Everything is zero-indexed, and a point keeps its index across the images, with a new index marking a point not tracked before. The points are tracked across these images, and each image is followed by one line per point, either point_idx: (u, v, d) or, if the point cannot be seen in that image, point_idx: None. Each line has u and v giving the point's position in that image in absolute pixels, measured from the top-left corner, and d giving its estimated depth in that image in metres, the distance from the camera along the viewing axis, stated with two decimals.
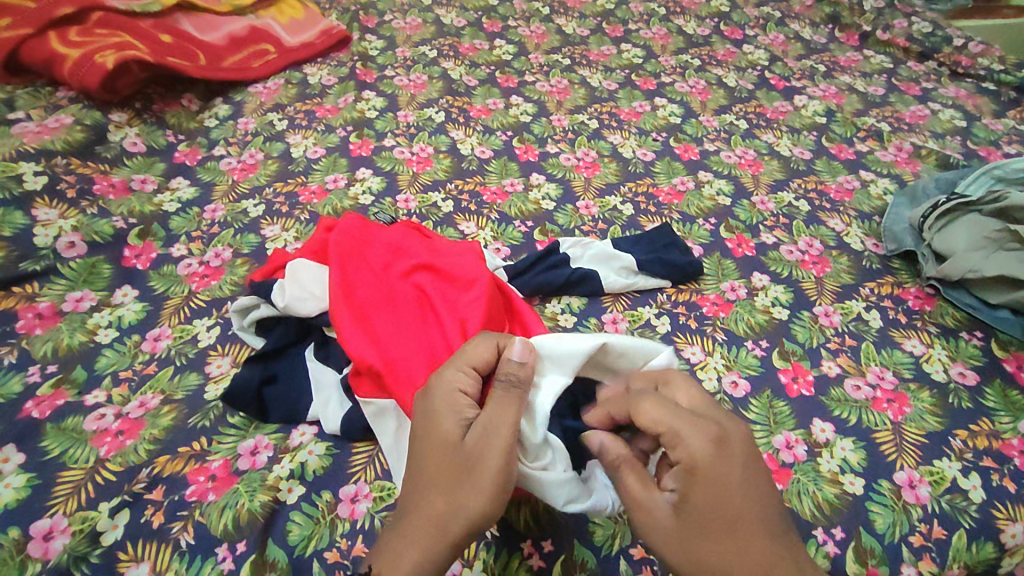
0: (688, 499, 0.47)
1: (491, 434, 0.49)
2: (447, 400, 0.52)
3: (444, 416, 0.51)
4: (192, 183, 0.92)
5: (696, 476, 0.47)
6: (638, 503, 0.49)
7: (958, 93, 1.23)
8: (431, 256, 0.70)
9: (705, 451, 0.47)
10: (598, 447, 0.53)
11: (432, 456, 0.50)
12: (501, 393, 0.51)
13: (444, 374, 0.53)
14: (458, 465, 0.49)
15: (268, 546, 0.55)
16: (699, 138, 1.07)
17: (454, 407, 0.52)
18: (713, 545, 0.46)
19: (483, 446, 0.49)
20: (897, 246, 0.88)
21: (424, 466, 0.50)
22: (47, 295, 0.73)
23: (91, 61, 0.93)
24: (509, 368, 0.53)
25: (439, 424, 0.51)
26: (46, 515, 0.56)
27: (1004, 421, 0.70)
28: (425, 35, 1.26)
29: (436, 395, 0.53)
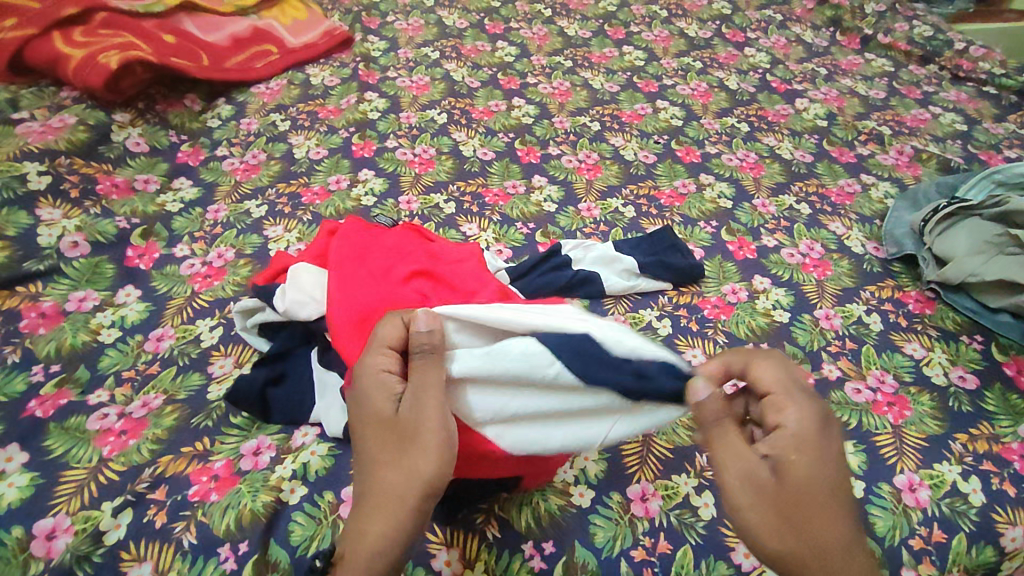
0: (792, 465, 0.46)
1: (424, 405, 0.49)
2: (372, 383, 0.51)
3: (374, 399, 0.50)
4: (195, 183, 0.92)
5: (803, 447, 0.46)
6: (732, 462, 0.47)
7: (959, 97, 1.23)
8: (432, 263, 0.70)
9: (816, 428, 0.47)
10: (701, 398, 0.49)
11: (372, 440, 0.49)
12: (424, 364, 0.50)
13: (368, 358, 0.52)
14: (398, 442, 0.48)
15: (271, 547, 0.56)
16: (700, 141, 1.07)
17: (383, 388, 0.51)
18: (806, 517, 0.45)
19: (417, 417, 0.48)
20: (898, 250, 0.88)
21: (367, 449, 0.49)
22: (50, 295, 0.74)
23: (95, 61, 0.94)
24: (419, 338, 0.51)
25: (370, 407, 0.50)
26: (49, 514, 0.56)
27: (1004, 425, 0.70)
28: (427, 37, 1.26)
29: (364, 381, 0.51)
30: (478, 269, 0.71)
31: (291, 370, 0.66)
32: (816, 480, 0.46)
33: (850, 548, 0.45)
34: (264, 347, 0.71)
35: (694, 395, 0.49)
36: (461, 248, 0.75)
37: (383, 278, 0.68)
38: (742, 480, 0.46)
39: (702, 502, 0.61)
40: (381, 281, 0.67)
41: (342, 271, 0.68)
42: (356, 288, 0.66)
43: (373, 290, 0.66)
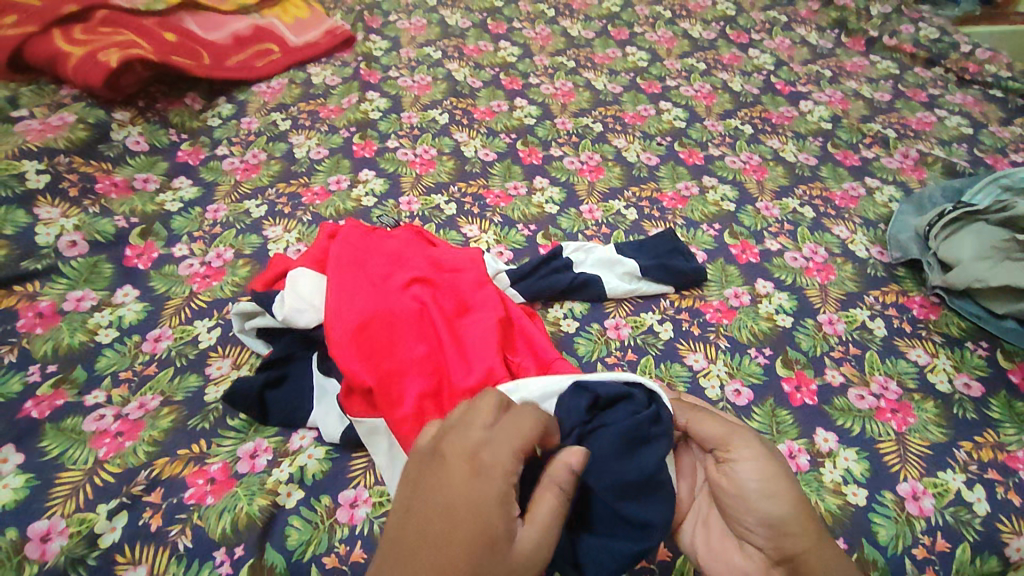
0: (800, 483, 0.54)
1: (540, 551, 0.43)
2: (500, 501, 0.43)
3: (497, 521, 0.42)
4: (195, 182, 0.92)
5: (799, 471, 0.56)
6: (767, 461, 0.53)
7: (965, 100, 1.22)
8: (432, 271, 0.71)
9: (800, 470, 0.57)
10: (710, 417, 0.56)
11: (468, 549, 0.41)
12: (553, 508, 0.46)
13: (503, 461, 0.45)
14: (497, 574, 0.41)
15: (266, 551, 0.55)
16: (704, 143, 1.06)
17: (504, 501, 0.44)
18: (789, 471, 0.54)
19: (529, 560, 0.42)
20: (902, 254, 0.87)
21: (457, 552, 0.40)
22: (48, 294, 0.73)
23: (95, 59, 0.93)
24: (562, 476, 0.47)
25: (491, 517, 0.42)
26: (43, 517, 0.55)
27: (1010, 433, 0.69)
28: (430, 36, 1.25)
29: (490, 483, 0.44)
30: (478, 279, 0.71)
31: (291, 375, 0.66)
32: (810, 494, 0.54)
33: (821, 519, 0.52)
34: (263, 351, 0.70)
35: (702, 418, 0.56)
36: (462, 253, 0.75)
37: (382, 285, 0.68)
38: (766, 466, 0.52)
39: None
40: (380, 288, 0.68)
41: (341, 277, 0.68)
42: (353, 295, 0.66)
43: (371, 296, 0.67)
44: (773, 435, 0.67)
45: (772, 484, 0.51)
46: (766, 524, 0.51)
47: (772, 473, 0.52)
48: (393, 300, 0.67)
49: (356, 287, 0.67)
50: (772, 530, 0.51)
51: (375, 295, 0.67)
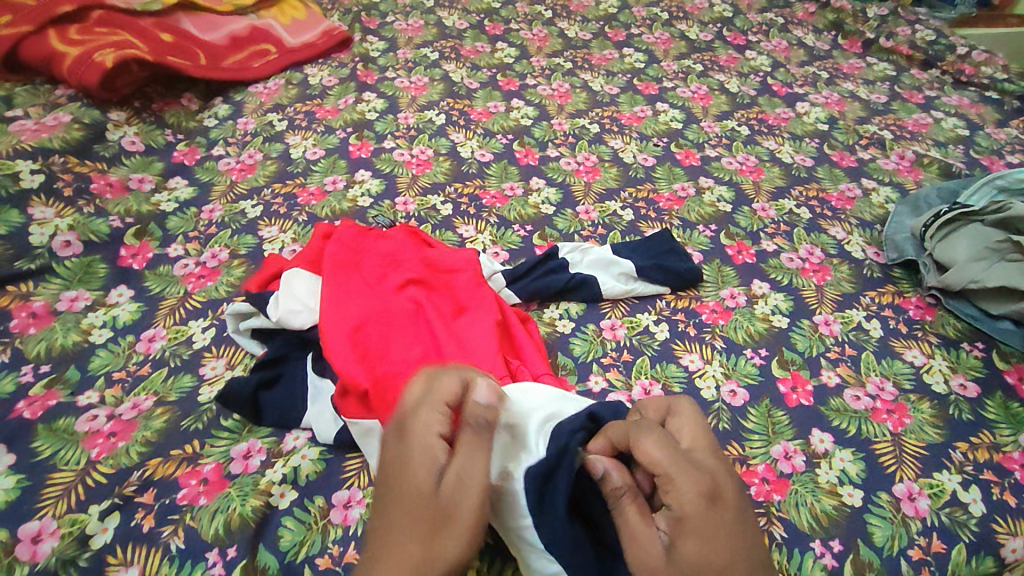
0: (681, 544, 0.44)
1: (473, 490, 0.46)
2: (419, 443, 0.47)
3: (414, 462, 0.46)
4: (190, 183, 0.92)
5: (686, 517, 0.45)
6: (636, 542, 0.45)
7: (961, 102, 1.23)
8: (426, 273, 0.71)
9: (700, 502, 0.45)
10: (600, 474, 0.49)
11: (412, 507, 0.45)
12: (486, 455, 0.47)
13: (422, 416, 0.49)
14: (435, 517, 0.44)
15: (259, 552, 0.55)
16: (700, 144, 1.06)
17: (427, 451, 0.47)
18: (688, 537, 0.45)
19: (458, 501, 0.45)
20: (898, 255, 0.87)
21: (397, 507, 0.45)
22: (41, 294, 0.73)
23: (90, 59, 0.93)
24: (480, 410, 0.49)
25: (418, 467, 0.46)
26: (35, 517, 0.55)
27: (1005, 434, 0.69)
28: (427, 37, 1.25)
29: (414, 434, 0.48)
30: (474, 279, 0.71)
31: (286, 375, 0.66)
32: (701, 552, 0.44)
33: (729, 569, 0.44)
34: (257, 351, 0.70)
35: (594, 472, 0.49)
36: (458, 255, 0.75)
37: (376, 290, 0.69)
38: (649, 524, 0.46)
39: None
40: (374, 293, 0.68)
41: (336, 278, 0.68)
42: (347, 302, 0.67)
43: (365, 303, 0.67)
44: (767, 436, 0.67)
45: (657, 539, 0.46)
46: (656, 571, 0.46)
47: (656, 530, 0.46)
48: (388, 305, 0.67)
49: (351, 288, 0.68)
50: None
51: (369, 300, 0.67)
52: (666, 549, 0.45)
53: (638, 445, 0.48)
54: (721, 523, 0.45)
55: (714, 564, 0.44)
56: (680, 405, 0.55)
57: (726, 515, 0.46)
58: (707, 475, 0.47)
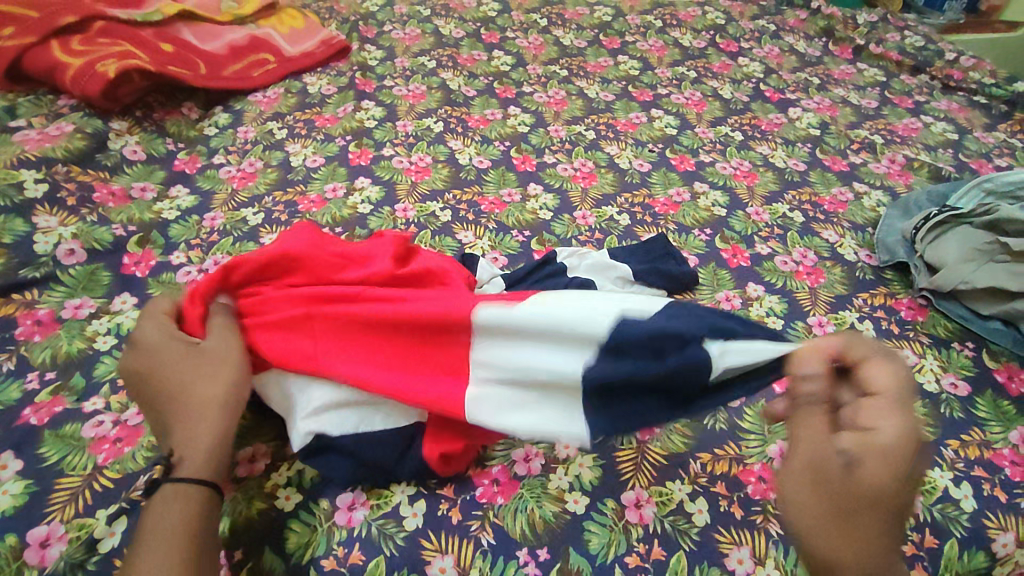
0: (865, 466, 0.44)
1: (231, 342, 0.58)
2: (161, 331, 0.59)
3: (163, 342, 0.58)
4: (192, 191, 0.93)
5: (891, 449, 0.44)
6: (814, 442, 0.46)
7: (950, 106, 1.25)
8: (311, 244, 0.65)
9: (910, 444, 0.44)
10: (809, 372, 0.49)
11: (195, 367, 0.56)
12: (225, 322, 0.60)
13: (147, 325, 0.60)
14: (208, 366, 0.56)
15: (265, 554, 0.56)
16: (695, 150, 1.08)
17: (163, 338, 0.58)
18: (874, 470, 0.44)
19: (223, 350, 0.57)
20: (890, 257, 0.89)
21: (179, 376, 0.56)
22: (46, 302, 0.74)
23: (93, 70, 0.95)
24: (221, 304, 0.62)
25: (184, 348, 0.58)
26: (42, 522, 0.56)
27: (996, 431, 0.71)
28: (424, 46, 1.27)
29: (152, 334, 0.59)
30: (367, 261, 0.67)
31: None
32: (879, 484, 0.44)
33: (882, 528, 0.44)
34: None
35: (798, 369, 0.50)
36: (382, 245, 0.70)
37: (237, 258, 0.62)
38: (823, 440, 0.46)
39: (695, 509, 0.62)
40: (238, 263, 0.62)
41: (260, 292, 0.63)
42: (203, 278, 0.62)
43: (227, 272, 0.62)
44: (763, 436, 0.68)
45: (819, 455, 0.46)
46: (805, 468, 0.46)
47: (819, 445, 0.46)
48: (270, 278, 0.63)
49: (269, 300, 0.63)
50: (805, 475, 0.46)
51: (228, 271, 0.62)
52: (844, 463, 0.45)
53: (871, 369, 0.48)
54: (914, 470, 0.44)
55: (883, 494, 0.44)
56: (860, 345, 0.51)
57: (920, 468, 0.44)
58: (918, 430, 0.45)
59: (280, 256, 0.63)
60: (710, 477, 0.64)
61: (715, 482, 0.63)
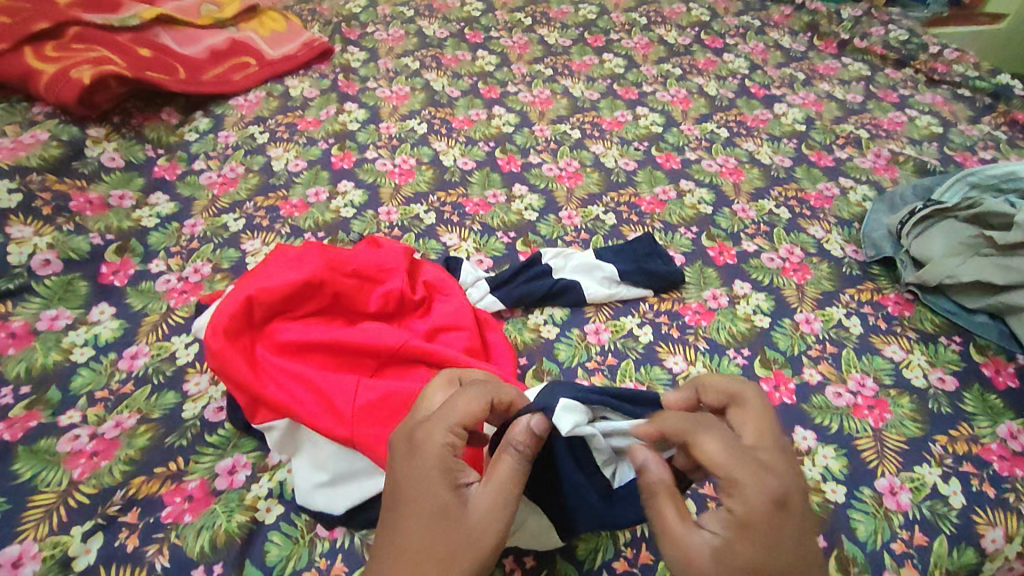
0: (735, 548, 0.42)
1: (497, 509, 0.45)
2: (440, 466, 0.45)
3: (439, 483, 0.45)
4: (172, 198, 0.91)
5: (748, 525, 0.42)
6: (679, 535, 0.43)
7: (934, 100, 1.25)
8: (328, 268, 0.64)
9: (765, 512, 0.42)
10: (640, 464, 0.47)
11: (414, 525, 0.44)
12: (507, 466, 0.47)
13: (431, 438, 0.46)
14: (455, 542, 0.43)
15: (245, 568, 0.55)
16: (681, 147, 1.07)
17: (445, 471, 0.45)
18: (744, 545, 0.42)
19: (484, 524, 0.44)
20: (877, 252, 0.88)
21: (386, 512, 0.46)
22: (21, 314, 0.72)
23: (68, 76, 0.93)
24: (518, 436, 0.48)
25: (420, 494, 0.45)
26: (15, 542, 0.54)
27: (984, 426, 0.70)
28: (408, 47, 1.26)
29: (424, 458, 0.45)
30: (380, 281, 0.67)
31: None
32: (755, 560, 0.42)
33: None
34: None
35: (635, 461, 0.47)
36: (380, 258, 0.70)
37: (258, 288, 0.60)
38: (684, 527, 0.44)
39: None
40: (259, 294, 0.60)
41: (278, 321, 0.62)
42: (224, 310, 0.59)
43: (252, 304, 0.60)
44: None
45: (690, 545, 0.43)
46: (685, 563, 0.43)
47: (684, 532, 0.44)
48: (287, 308, 0.62)
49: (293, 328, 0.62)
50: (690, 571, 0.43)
51: (251, 304, 0.60)
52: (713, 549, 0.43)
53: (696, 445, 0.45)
54: (779, 534, 0.42)
55: (762, 566, 0.42)
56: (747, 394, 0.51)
57: (783, 524, 0.42)
58: (775, 480, 0.43)
59: (304, 284, 0.62)
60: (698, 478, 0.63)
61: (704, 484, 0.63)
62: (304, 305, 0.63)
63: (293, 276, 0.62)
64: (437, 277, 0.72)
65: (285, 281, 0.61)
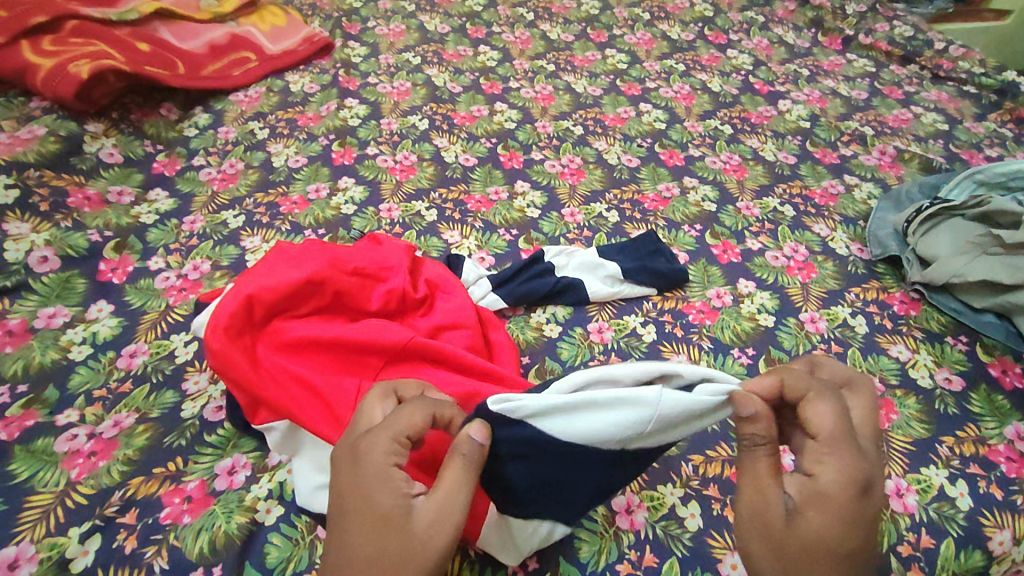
0: (808, 513, 0.42)
1: (442, 521, 0.43)
2: (380, 474, 0.44)
3: (377, 492, 0.44)
4: (171, 194, 0.90)
5: (833, 496, 0.42)
6: (760, 488, 0.44)
7: (940, 96, 1.24)
8: (329, 266, 0.63)
9: (854, 491, 0.42)
10: (748, 414, 0.45)
11: (359, 537, 0.43)
12: (455, 476, 0.45)
13: (375, 448, 0.45)
14: (395, 552, 0.42)
15: (245, 570, 0.54)
16: (684, 144, 1.06)
17: (388, 482, 0.44)
18: (819, 517, 0.42)
19: (430, 532, 0.43)
20: (882, 250, 0.88)
21: (331, 521, 0.45)
22: (18, 312, 0.72)
23: (65, 70, 0.92)
24: (466, 446, 0.46)
25: (364, 504, 0.44)
26: (12, 542, 0.54)
27: (991, 427, 0.70)
28: (409, 42, 1.25)
29: (370, 466, 0.45)
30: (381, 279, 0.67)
31: None
32: (829, 532, 0.42)
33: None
34: None
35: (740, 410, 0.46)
36: (382, 256, 0.69)
37: (258, 287, 0.60)
38: (768, 485, 0.44)
39: (687, 514, 0.60)
40: (260, 293, 0.59)
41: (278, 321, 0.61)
42: (224, 309, 0.58)
43: (252, 303, 0.59)
44: None
45: (767, 501, 0.43)
46: (758, 517, 0.44)
47: (767, 491, 0.44)
48: (288, 307, 0.62)
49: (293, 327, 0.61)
50: (760, 524, 0.43)
51: (252, 303, 0.59)
52: (788, 509, 0.43)
53: (809, 409, 0.45)
54: (861, 513, 0.42)
55: (827, 543, 0.42)
56: (859, 379, 0.50)
57: (867, 507, 0.42)
58: (868, 468, 0.43)
59: (305, 283, 0.61)
60: (703, 480, 0.63)
61: (708, 485, 0.62)
62: (305, 304, 0.63)
63: (294, 275, 0.61)
64: (438, 276, 0.71)
65: (286, 280, 0.61)
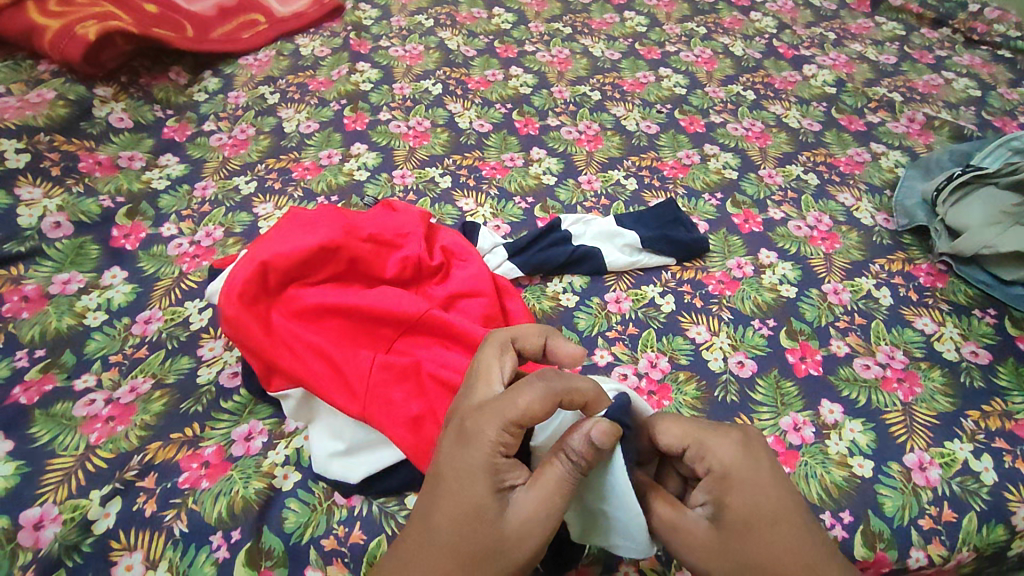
0: (726, 501, 0.46)
1: (537, 519, 0.43)
2: (485, 463, 0.44)
3: (477, 479, 0.44)
4: (181, 159, 0.89)
5: (728, 474, 0.46)
6: (674, 522, 0.46)
7: (972, 61, 1.19)
8: (343, 234, 0.62)
9: (737, 457, 0.46)
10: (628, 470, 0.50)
11: (450, 521, 0.44)
12: (558, 477, 0.44)
13: (481, 437, 0.44)
14: (487, 539, 0.43)
15: (264, 534, 0.55)
16: (705, 110, 1.03)
17: (491, 472, 0.44)
18: (734, 496, 0.46)
19: (520, 534, 0.43)
20: (909, 222, 0.85)
21: (430, 488, 0.46)
22: (33, 278, 0.71)
23: (72, 32, 0.90)
24: (578, 448, 0.44)
25: (457, 491, 0.44)
26: (35, 504, 0.54)
27: (1018, 401, 0.68)
28: (421, 4, 1.21)
29: (473, 454, 0.44)
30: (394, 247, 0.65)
31: None
32: (744, 502, 0.46)
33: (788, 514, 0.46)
34: None
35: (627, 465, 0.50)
36: (396, 222, 0.67)
37: (273, 254, 0.59)
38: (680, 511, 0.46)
39: None
40: (274, 260, 0.59)
41: (291, 288, 0.61)
42: (238, 276, 0.57)
43: (266, 270, 0.59)
44: (777, 408, 0.66)
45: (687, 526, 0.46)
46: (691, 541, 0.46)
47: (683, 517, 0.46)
48: (303, 275, 0.61)
49: (306, 294, 0.60)
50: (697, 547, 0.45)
51: (266, 270, 0.58)
52: (707, 519, 0.46)
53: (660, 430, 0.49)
54: (759, 472, 0.47)
55: (759, 507, 0.45)
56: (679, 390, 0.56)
57: (759, 463, 0.47)
58: (731, 430, 0.48)
59: (319, 251, 0.60)
60: None
61: None
62: (320, 271, 0.62)
63: (307, 241, 0.60)
64: (455, 243, 0.69)
65: (299, 247, 0.60)
